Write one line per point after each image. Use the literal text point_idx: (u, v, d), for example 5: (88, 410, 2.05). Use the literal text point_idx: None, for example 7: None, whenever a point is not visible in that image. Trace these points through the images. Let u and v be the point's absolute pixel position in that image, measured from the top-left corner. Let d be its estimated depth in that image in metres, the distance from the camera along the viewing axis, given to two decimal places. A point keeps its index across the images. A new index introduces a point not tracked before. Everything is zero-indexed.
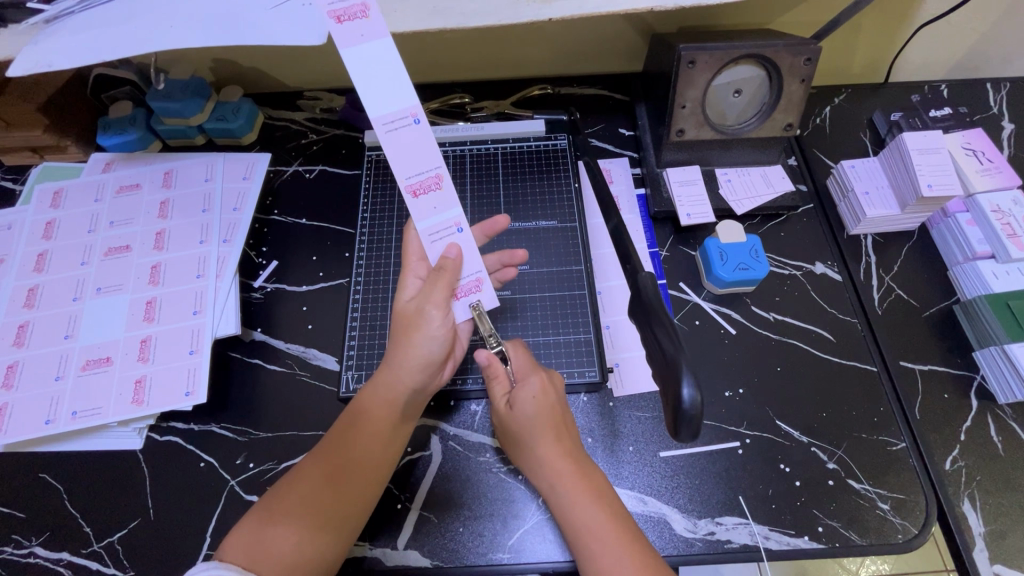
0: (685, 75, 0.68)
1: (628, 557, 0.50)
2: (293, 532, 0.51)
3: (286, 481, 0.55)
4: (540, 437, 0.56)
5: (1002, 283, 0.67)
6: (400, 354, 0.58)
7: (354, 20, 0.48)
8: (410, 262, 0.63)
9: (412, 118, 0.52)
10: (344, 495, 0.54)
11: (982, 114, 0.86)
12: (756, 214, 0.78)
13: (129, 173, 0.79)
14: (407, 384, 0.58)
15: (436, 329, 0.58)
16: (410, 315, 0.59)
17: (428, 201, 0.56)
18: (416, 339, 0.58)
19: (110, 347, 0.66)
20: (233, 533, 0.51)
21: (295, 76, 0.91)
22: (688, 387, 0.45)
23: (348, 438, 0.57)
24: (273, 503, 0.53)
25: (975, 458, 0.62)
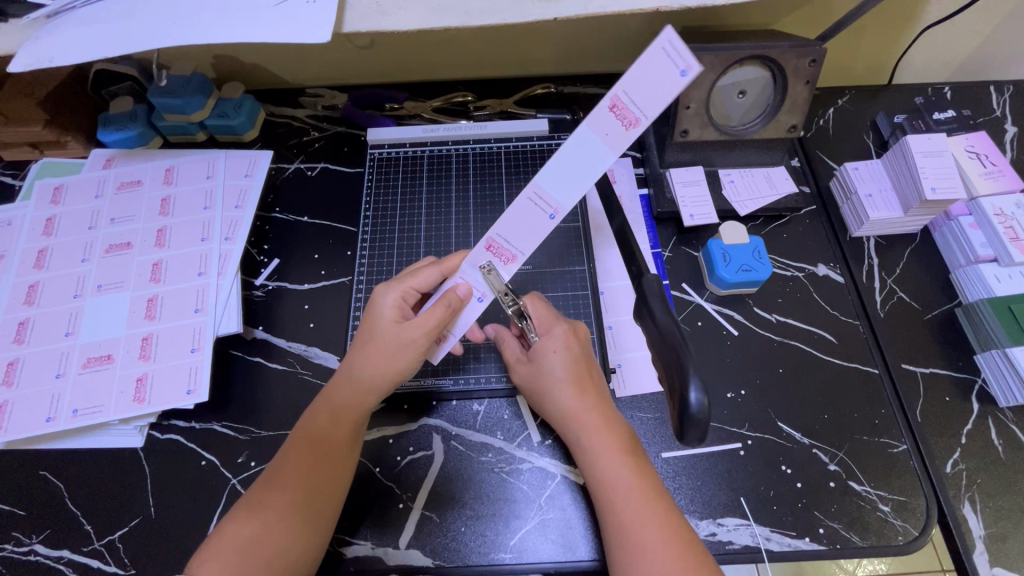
0: (690, 75, 0.68)
1: (654, 514, 0.52)
2: (261, 540, 0.52)
3: (260, 482, 0.56)
4: (564, 390, 0.58)
5: (1004, 287, 0.68)
6: (363, 362, 0.58)
7: (616, 118, 0.45)
8: (405, 284, 0.60)
9: (551, 212, 0.52)
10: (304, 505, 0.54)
11: (985, 117, 0.86)
12: (759, 215, 0.78)
13: (130, 170, 0.78)
14: (362, 392, 0.58)
15: (398, 360, 0.58)
16: (382, 330, 0.58)
17: (489, 257, 0.57)
18: (380, 362, 0.58)
19: (111, 345, 0.66)
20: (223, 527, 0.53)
21: (297, 73, 0.90)
22: (694, 391, 0.46)
23: (300, 446, 0.57)
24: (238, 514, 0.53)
25: (976, 461, 0.62)
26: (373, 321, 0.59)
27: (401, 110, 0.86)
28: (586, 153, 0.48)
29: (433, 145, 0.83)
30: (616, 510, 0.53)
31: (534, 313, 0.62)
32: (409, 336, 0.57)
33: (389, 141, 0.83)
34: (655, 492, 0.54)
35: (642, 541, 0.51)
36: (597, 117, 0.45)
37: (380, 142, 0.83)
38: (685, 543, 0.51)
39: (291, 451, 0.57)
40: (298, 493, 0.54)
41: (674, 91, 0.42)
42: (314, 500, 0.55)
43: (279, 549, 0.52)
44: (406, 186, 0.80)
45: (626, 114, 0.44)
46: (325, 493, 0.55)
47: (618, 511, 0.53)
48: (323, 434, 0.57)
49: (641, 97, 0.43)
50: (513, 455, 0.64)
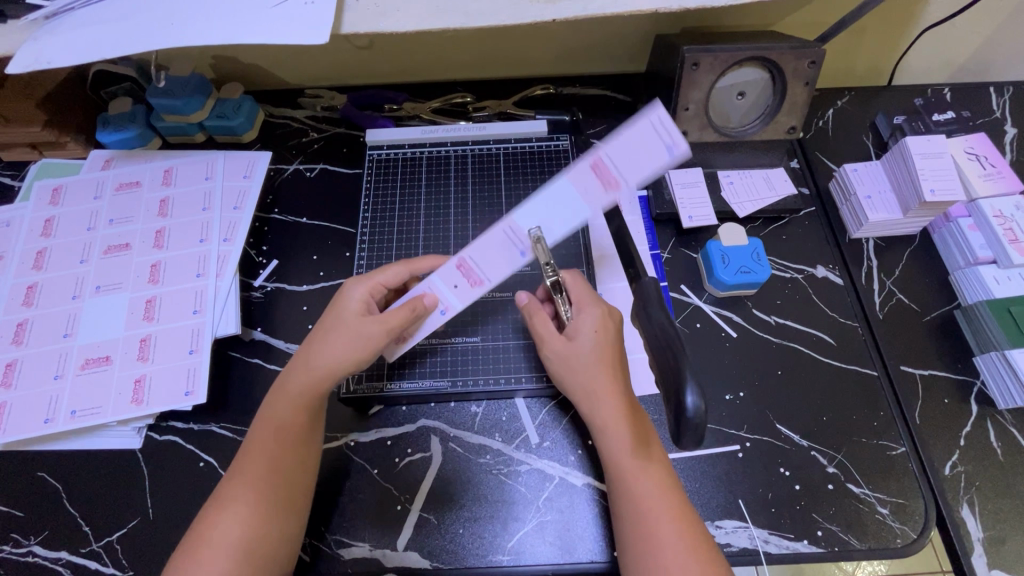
0: (689, 77, 0.68)
1: (664, 514, 0.52)
2: (237, 532, 0.51)
3: (235, 465, 0.55)
4: (594, 371, 0.57)
5: (1003, 289, 0.68)
6: (323, 350, 0.58)
7: (601, 176, 0.51)
8: (372, 279, 0.62)
9: (520, 247, 0.55)
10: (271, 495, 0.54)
11: (985, 118, 0.86)
12: (758, 217, 0.78)
13: (129, 171, 0.78)
14: (316, 380, 0.57)
15: (354, 351, 0.57)
16: (344, 321, 0.58)
17: (456, 277, 0.58)
18: (336, 351, 0.57)
19: (109, 346, 0.66)
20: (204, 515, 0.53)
21: (296, 74, 0.90)
22: (691, 395, 0.46)
23: (264, 434, 0.56)
24: (215, 507, 0.53)
25: (974, 463, 0.62)
26: (338, 313, 0.60)
27: (400, 111, 0.86)
28: (568, 201, 0.53)
29: (432, 146, 0.83)
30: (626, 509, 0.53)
31: (572, 291, 0.62)
32: (372, 332, 0.57)
33: (387, 142, 0.83)
34: (668, 490, 0.53)
35: (657, 534, 0.51)
36: (581, 173, 0.51)
37: (379, 143, 0.83)
38: (696, 543, 0.51)
39: (254, 438, 0.56)
40: (265, 484, 0.54)
41: (660, 163, 0.49)
42: (280, 491, 0.54)
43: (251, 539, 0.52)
44: (405, 187, 0.80)
45: (607, 175, 0.51)
46: (289, 483, 0.55)
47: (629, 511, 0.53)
48: (285, 423, 0.56)
49: (625, 163, 0.50)
50: (511, 457, 0.64)
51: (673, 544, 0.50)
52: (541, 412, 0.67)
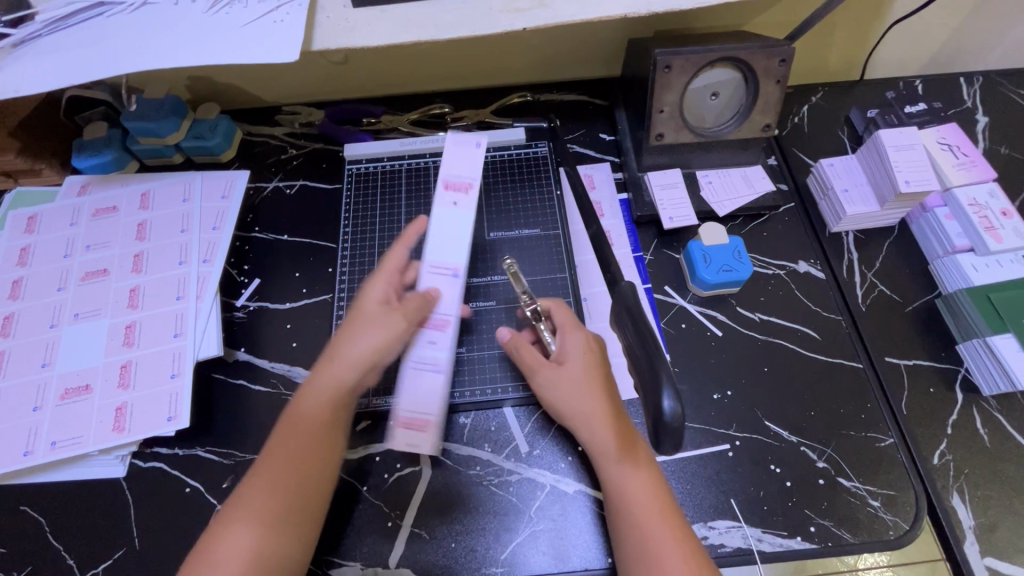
0: (662, 79, 0.68)
1: (660, 523, 0.53)
2: (250, 546, 0.51)
3: (241, 490, 0.54)
4: (583, 392, 0.58)
5: (981, 276, 0.68)
6: (354, 351, 0.58)
7: None
8: (385, 272, 0.62)
9: (434, 368, 0.60)
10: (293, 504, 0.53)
11: (956, 108, 0.87)
12: (738, 215, 0.79)
13: (104, 196, 0.77)
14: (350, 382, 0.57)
15: (371, 341, 0.58)
16: (363, 313, 0.59)
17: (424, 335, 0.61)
18: (359, 342, 0.58)
19: (88, 374, 0.65)
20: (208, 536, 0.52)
21: (273, 91, 0.90)
22: (668, 398, 0.46)
23: (292, 437, 0.56)
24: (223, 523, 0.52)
25: (962, 451, 0.63)
26: (360, 306, 0.60)
27: (378, 124, 0.86)
28: None
29: (410, 158, 0.83)
30: (627, 524, 0.54)
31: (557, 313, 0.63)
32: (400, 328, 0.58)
33: (366, 156, 0.83)
34: (665, 508, 0.54)
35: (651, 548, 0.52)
36: None
37: (357, 157, 0.83)
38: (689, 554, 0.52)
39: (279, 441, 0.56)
40: (288, 487, 0.54)
41: None
42: (301, 497, 0.54)
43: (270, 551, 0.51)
44: (385, 199, 0.80)
45: None
46: (312, 489, 0.55)
47: (630, 522, 0.54)
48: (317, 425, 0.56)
49: None
50: (501, 467, 0.64)
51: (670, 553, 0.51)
52: (529, 421, 0.66)
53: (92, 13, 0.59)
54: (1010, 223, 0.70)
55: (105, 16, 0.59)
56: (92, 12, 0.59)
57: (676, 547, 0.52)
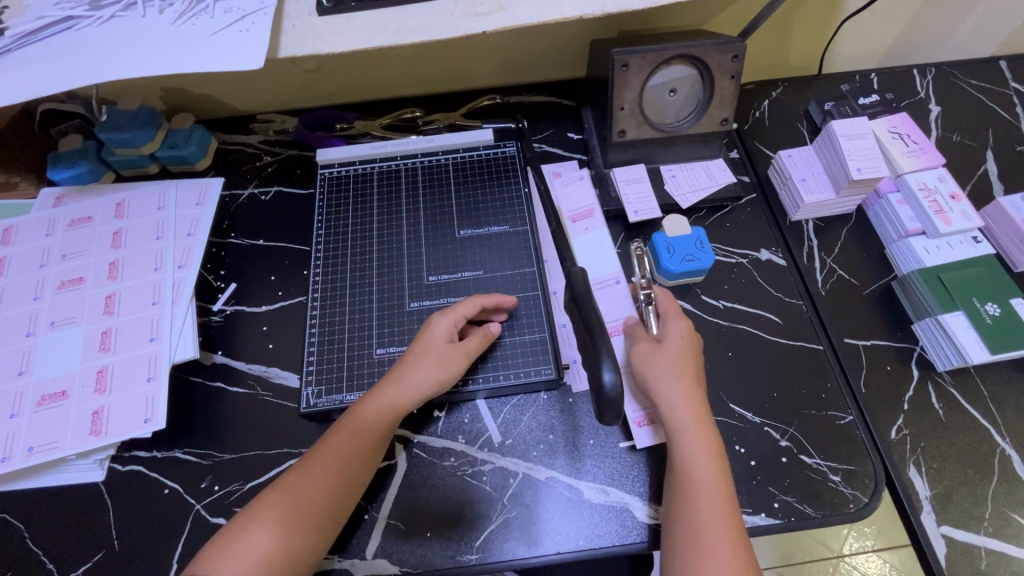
0: (621, 78, 0.71)
1: (717, 501, 0.55)
2: (270, 536, 0.54)
3: (282, 482, 0.58)
4: (673, 381, 0.61)
5: (934, 257, 0.71)
6: (415, 375, 0.62)
7: None
8: (451, 312, 0.66)
9: None
10: (319, 498, 0.57)
11: (909, 99, 0.90)
12: (701, 207, 0.81)
13: (80, 206, 0.79)
14: (403, 400, 0.61)
15: (426, 377, 0.62)
16: (426, 348, 0.64)
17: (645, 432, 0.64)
18: (415, 376, 0.62)
19: (65, 381, 0.66)
20: (239, 520, 0.56)
21: (248, 100, 0.91)
22: (608, 371, 0.49)
23: (342, 438, 0.60)
24: (255, 511, 0.56)
25: (918, 425, 0.65)
26: (424, 340, 0.65)
27: (352, 130, 0.88)
28: None
29: (382, 160, 0.85)
30: (692, 506, 0.55)
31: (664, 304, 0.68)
32: (457, 360, 0.64)
33: (338, 160, 0.85)
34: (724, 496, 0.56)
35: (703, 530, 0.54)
36: None
37: (330, 162, 0.85)
38: (737, 540, 0.53)
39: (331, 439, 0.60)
40: (325, 486, 0.57)
41: None
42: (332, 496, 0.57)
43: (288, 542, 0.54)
44: (357, 202, 0.81)
45: None
46: (348, 492, 0.58)
47: (685, 499, 0.56)
48: (370, 431, 0.60)
49: None
50: (475, 458, 0.65)
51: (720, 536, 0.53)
52: (501, 412, 0.68)
53: (61, 26, 0.61)
54: (958, 206, 0.73)
55: (74, 30, 0.61)
56: (61, 25, 0.61)
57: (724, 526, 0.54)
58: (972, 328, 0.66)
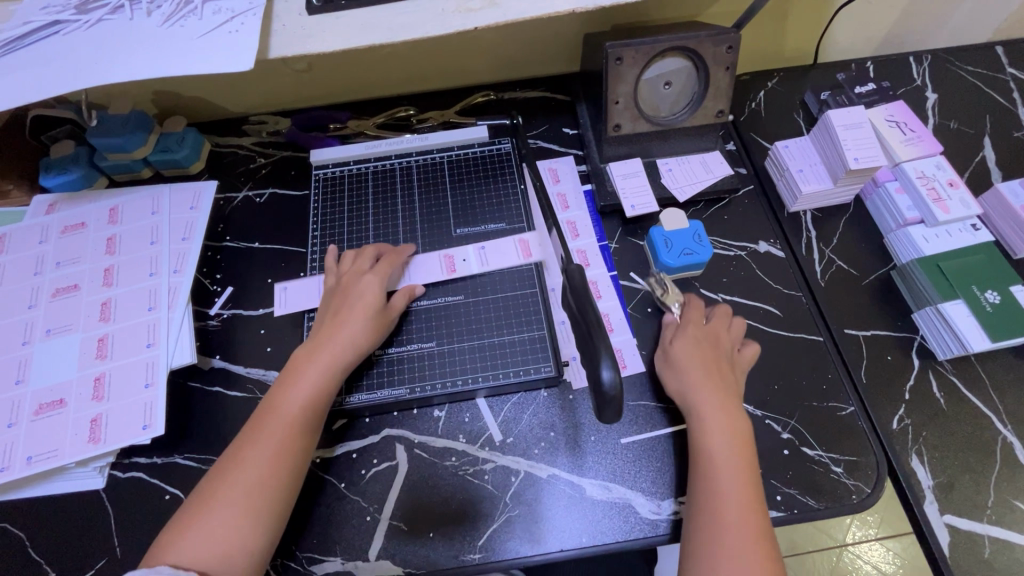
0: (615, 71, 0.70)
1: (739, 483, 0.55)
2: (224, 520, 0.53)
3: (223, 466, 0.56)
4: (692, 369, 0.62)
5: (932, 245, 0.70)
6: (357, 334, 0.64)
7: None
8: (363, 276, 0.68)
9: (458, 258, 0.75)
10: (272, 472, 0.56)
11: (906, 87, 0.90)
12: (699, 200, 0.81)
13: (73, 213, 0.78)
14: (347, 356, 0.63)
15: (362, 332, 0.65)
16: (358, 306, 0.66)
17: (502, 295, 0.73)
18: (350, 328, 0.64)
19: (63, 389, 0.65)
20: (182, 513, 0.54)
21: (240, 102, 0.91)
22: (608, 369, 0.48)
23: (284, 404, 0.59)
24: (195, 505, 0.54)
25: (919, 415, 0.65)
26: (357, 298, 0.66)
27: (346, 129, 0.88)
28: None
29: (376, 160, 0.84)
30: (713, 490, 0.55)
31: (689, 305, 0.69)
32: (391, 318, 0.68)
33: (333, 161, 0.84)
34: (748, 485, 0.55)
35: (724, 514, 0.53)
36: None
37: (324, 163, 0.84)
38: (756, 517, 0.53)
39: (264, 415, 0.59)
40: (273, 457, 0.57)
41: None
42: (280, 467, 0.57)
43: (245, 519, 0.54)
44: (352, 202, 0.81)
45: None
46: (295, 458, 0.58)
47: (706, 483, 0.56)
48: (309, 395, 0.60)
49: None
50: (476, 457, 0.65)
51: (734, 504, 0.54)
52: (501, 411, 0.68)
53: (48, 32, 0.60)
54: (957, 193, 0.72)
55: (61, 35, 0.60)
56: (48, 30, 0.60)
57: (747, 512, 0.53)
58: (972, 316, 0.66)
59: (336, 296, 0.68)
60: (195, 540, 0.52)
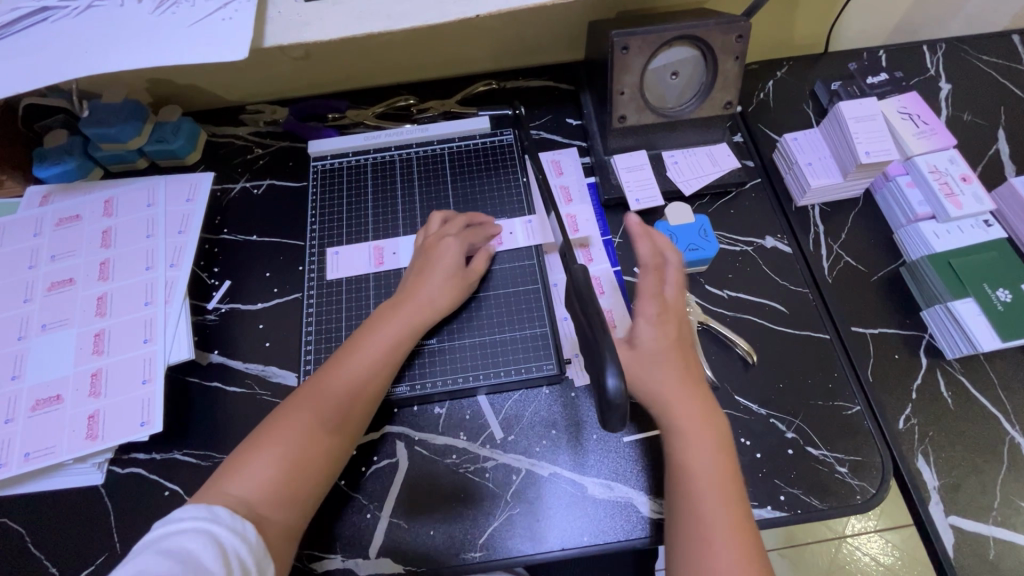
0: (620, 61, 0.68)
1: (722, 498, 0.52)
2: (294, 446, 0.56)
3: (303, 394, 0.60)
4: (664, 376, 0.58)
5: (943, 242, 0.69)
6: (437, 291, 0.67)
7: None
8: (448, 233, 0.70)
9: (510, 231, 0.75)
10: (345, 410, 0.59)
11: (919, 77, 0.87)
12: (705, 194, 0.79)
13: (68, 205, 0.76)
14: (426, 312, 0.66)
15: (441, 291, 0.67)
16: (440, 265, 0.68)
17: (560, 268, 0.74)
18: (431, 284, 0.67)
19: (59, 384, 0.64)
20: (260, 430, 0.58)
21: (236, 91, 0.89)
22: (613, 376, 0.46)
23: (366, 351, 0.62)
24: (273, 425, 0.58)
25: (926, 415, 0.64)
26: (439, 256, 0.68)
27: (344, 120, 0.86)
28: None
29: (375, 152, 0.83)
30: (693, 508, 0.52)
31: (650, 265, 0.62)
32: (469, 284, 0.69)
33: (331, 152, 0.83)
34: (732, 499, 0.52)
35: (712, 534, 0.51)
36: None
37: (322, 154, 0.83)
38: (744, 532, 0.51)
39: (341, 363, 0.61)
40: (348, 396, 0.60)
41: None
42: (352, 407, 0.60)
43: (313, 452, 0.57)
44: (351, 195, 0.80)
45: None
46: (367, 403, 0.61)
47: (688, 499, 0.53)
48: (384, 354, 0.63)
49: None
50: (477, 455, 0.64)
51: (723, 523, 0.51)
52: (502, 408, 0.67)
53: (35, 19, 0.58)
54: (970, 188, 0.71)
55: (49, 22, 0.58)
56: (35, 17, 0.58)
57: (735, 527, 0.51)
58: (983, 315, 0.64)
59: (420, 259, 0.69)
60: (266, 461, 0.55)
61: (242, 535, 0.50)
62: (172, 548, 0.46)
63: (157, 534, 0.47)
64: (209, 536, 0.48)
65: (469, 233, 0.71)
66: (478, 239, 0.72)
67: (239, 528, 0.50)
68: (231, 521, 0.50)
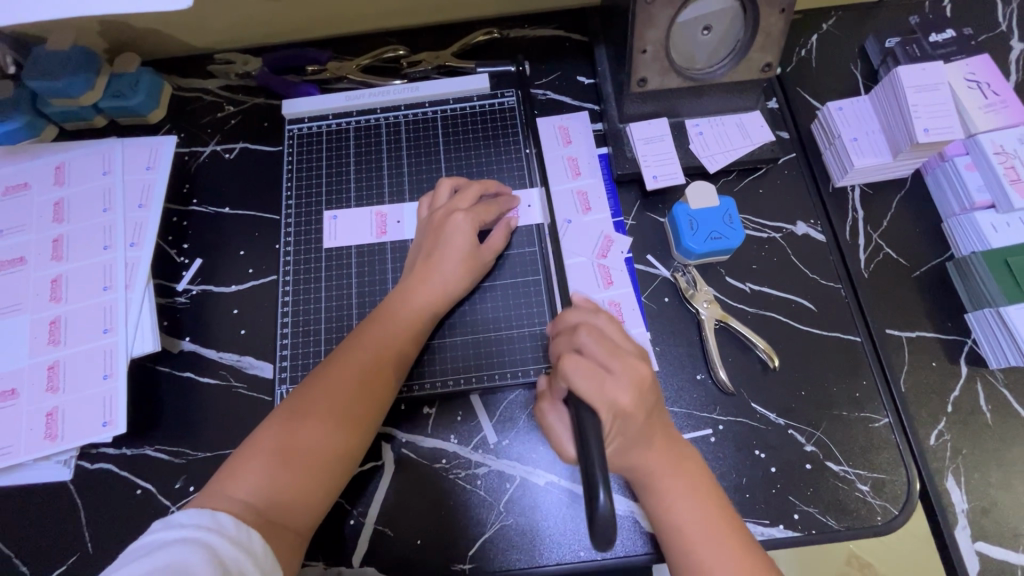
0: (643, 12, 0.57)
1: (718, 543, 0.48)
2: (302, 446, 0.51)
3: (306, 389, 0.54)
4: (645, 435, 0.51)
5: (1001, 236, 0.61)
6: (450, 273, 0.60)
7: None
8: (461, 204, 0.62)
9: (527, 203, 0.68)
10: (358, 403, 0.54)
11: (988, 33, 0.75)
12: (731, 169, 0.70)
13: (14, 171, 0.68)
14: (439, 297, 0.60)
15: (454, 271, 0.60)
16: (454, 242, 0.60)
17: (580, 245, 0.66)
18: (444, 264, 0.60)
19: (15, 378, 0.59)
20: (263, 427, 0.52)
21: (201, 37, 0.78)
22: (602, 494, 0.40)
23: (374, 341, 0.56)
24: (275, 423, 0.52)
25: (960, 431, 0.58)
26: (452, 231, 0.60)
27: (324, 73, 0.75)
28: None
29: (359, 113, 0.73)
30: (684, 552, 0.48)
31: (594, 350, 0.51)
32: (486, 264, 0.62)
33: (308, 113, 0.73)
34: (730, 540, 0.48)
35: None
36: None
37: (299, 115, 0.73)
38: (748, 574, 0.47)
39: (348, 355, 0.55)
40: (359, 390, 0.54)
41: None
42: (364, 402, 0.54)
43: (325, 453, 0.51)
44: (332, 164, 0.71)
45: None
46: (380, 398, 0.55)
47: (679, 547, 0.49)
48: (395, 345, 0.57)
49: None
50: (469, 460, 0.60)
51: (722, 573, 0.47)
52: (496, 410, 0.62)
53: None
54: None
55: None
56: None
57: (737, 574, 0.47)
58: None
59: (427, 237, 0.62)
60: (269, 464, 0.50)
61: (247, 548, 0.44)
62: (171, 561, 0.40)
63: (160, 540, 0.42)
64: (211, 550, 0.42)
65: (483, 207, 0.63)
66: (492, 215, 0.64)
67: (244, 540, 0.44)
68: (235, 532, 0.44)
